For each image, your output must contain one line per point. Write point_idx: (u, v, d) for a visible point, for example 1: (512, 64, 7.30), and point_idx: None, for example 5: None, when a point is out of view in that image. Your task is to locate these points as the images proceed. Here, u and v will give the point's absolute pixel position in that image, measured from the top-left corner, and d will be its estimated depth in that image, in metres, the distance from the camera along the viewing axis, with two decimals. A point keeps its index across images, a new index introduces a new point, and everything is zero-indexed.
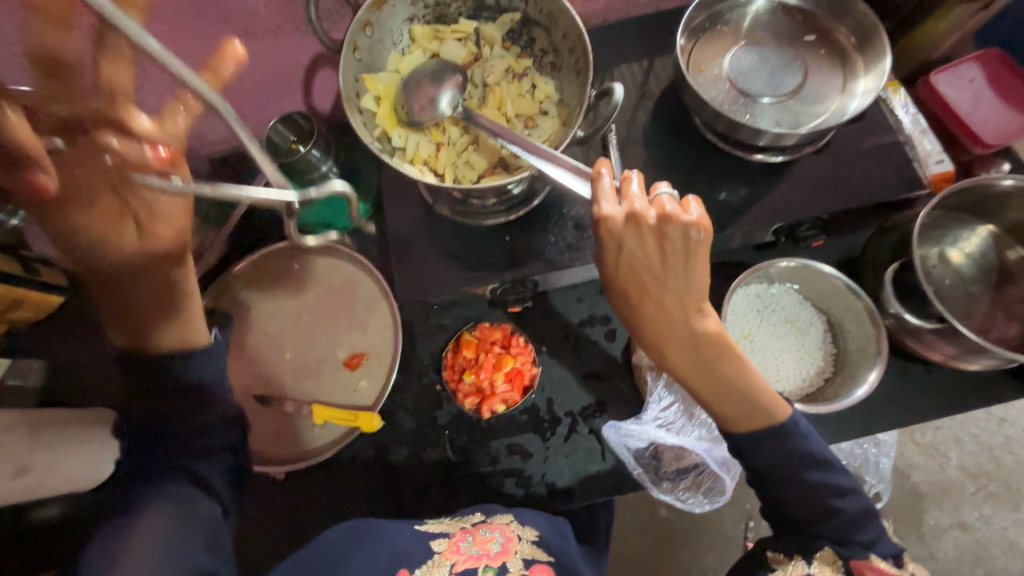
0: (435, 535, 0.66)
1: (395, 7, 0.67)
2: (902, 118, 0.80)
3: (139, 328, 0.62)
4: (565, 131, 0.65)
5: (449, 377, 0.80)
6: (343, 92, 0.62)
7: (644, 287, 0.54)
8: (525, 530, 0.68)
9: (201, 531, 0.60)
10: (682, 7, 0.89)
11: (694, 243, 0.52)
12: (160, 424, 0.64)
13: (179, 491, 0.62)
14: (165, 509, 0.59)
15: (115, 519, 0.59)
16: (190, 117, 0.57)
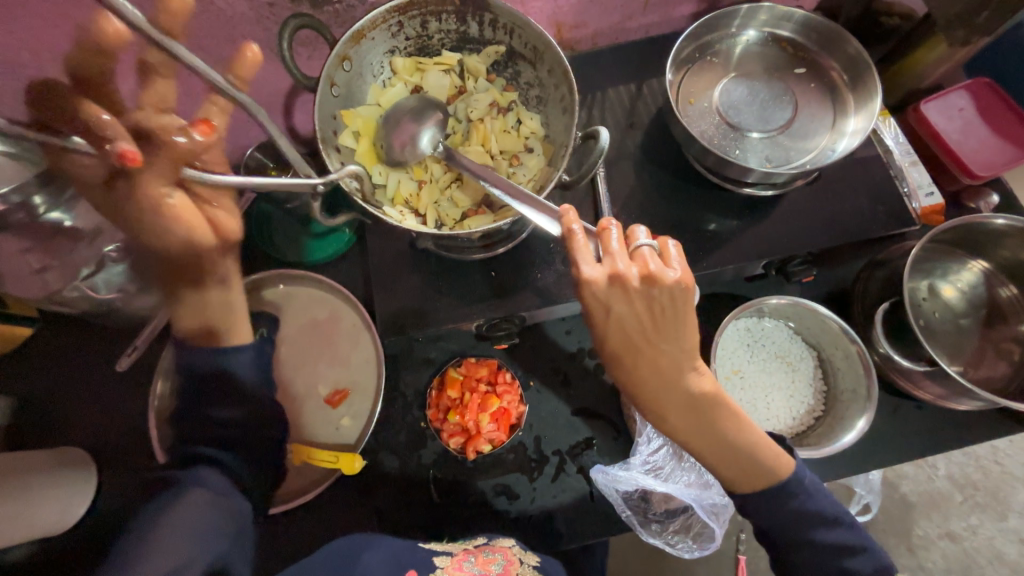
0: (439, 552, 0.66)
1: (374, 41, 0.65)
2: (891, 149, 0.79)
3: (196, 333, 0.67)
4: (551, 173, 0.63)
5: (434, 416, 0.78)
6: (319, 132, 0.60)
7: (636, 354, 0.53)
8: (528, 554, 0.67)
9: (231, 517, 0.62)
10: (671, 32, 0.87)
11: (680, 302, 0.51)
12: (202, 408, 0.68)
13: (210, 479, 0.64)
14: (200, 495, 0.61)
15: (159, 497, 0.61)
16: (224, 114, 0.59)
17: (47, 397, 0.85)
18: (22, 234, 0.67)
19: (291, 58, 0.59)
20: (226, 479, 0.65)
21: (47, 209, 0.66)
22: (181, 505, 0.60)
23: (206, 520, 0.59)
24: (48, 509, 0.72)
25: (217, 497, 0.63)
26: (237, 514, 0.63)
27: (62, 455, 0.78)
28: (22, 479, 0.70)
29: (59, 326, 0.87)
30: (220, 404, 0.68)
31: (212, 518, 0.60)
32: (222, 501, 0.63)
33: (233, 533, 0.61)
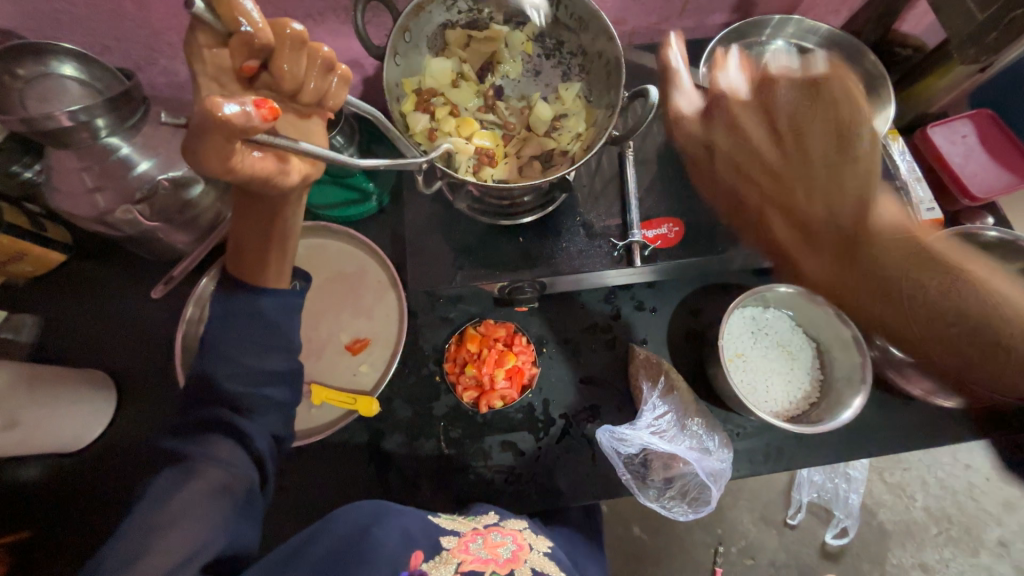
0: (445, 531, 0.66)
1: (431, 13, 0.69)
2: (898, 165, 0.85)
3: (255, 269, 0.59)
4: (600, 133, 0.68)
5: (450, 370, 0.82)
6: (385, 91, 0.64)
7: (751, 187, 0.69)
8: (538, 540, 0.69)
9: (242, 493, 0.58)
10: (702, 40, 0.93)
11: (842, 94, 0.63)
12: (220, 367, 0.59)
13: (222, 454, 0.57)
14: (214, 475, 0.56)
15: (171, 472, 0.56)
16: (337, 78, 0.48)
17: (75, 322, 0.88)
18: (83, 153, 0.70)
19: (362, 29, 0.65)
20: (241, 452, 0.59)
21: (108, 133, 0.69)
22: (194, 484, 0.55)
23: (218, 505, 0.55)
24: (71, 423, 0.76)
25: (232, 474, 0.57)
26: (249, 491, 0.58)
27: (85, 374, 0.80)
28: (53, 392, 0.72)
29: (95, 256, 0.91)
30: (266, 361, 0.61)
31: (216, 501, 0.55)
32: (232, 478, 0.57)
33: (244, 509, 0.57)
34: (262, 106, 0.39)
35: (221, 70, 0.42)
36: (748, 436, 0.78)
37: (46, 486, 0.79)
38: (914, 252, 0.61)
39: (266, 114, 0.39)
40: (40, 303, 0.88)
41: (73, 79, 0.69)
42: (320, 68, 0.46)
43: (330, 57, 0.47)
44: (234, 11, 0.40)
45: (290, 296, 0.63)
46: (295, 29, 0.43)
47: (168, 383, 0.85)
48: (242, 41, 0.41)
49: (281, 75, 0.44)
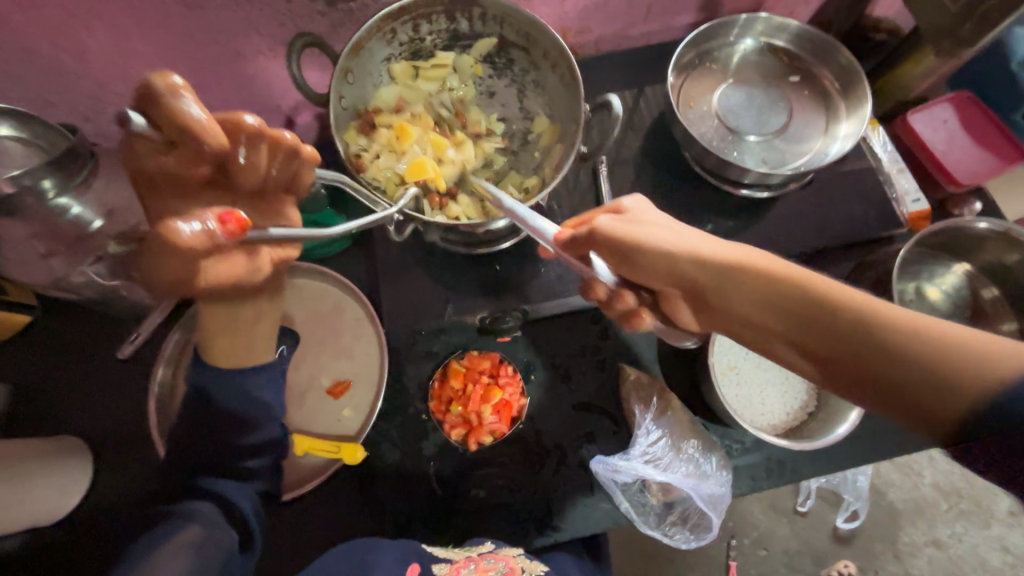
0: (438, 558, 0.66)
1: (372, 49, 0.66)
2: (881, 156, 0.82)
3: (222, 349, 0.58)
4: (568, 148, 0.66)
5: (436, 408, 0.79)
6: (335, 135, 0.61)
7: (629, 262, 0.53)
8: (532, 564, 0.68)
9: (222, 555, 0.54)
10: (671, 42, 0.90)
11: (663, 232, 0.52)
12: (202, 432, 0.60)
13: (206, 512, 0.56)
14: (195, 531, 0.53)
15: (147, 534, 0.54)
16: (302, 162, 0.48)
17: (46, 386, 0.85)
18: (29, 219, 0.67)
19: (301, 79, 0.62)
20: (220, 511, 0.57)
21: (55, 194, 0.66)
22: (176, 538, 0.52)
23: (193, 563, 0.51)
24: (47, 494, 0.73)
25: (211, 531, 0.55)
26: (228, 552, 0.55)
27: (57, 443, 0.77)
28: (21, 464, 0.69)
29: (61, 316, 0.87)
30: (247, 425, 0.60)
31: (193, 556, 0.51)
32: (214, 535, 0.54)
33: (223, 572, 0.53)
34: (227, 221, 0.40)
35: (170, 175, 0.40)
36: (747, 451, 0.76)
37: (26, 561, 0.76)
38: (786, 284, 0.44)
39: (234, 228, 0.40)
40: (7, 369, 0.85)
41: (12, 139, 0.65)
42: (282, 156, 0.46)
43: (293, 143, 0.46)
44: (177, 117, 0.38)
45: (269, 368, 0.62)
46: (250, 122, 0.42)
47: (147, 442, 0.83)
48: (191, 149, 0.39)
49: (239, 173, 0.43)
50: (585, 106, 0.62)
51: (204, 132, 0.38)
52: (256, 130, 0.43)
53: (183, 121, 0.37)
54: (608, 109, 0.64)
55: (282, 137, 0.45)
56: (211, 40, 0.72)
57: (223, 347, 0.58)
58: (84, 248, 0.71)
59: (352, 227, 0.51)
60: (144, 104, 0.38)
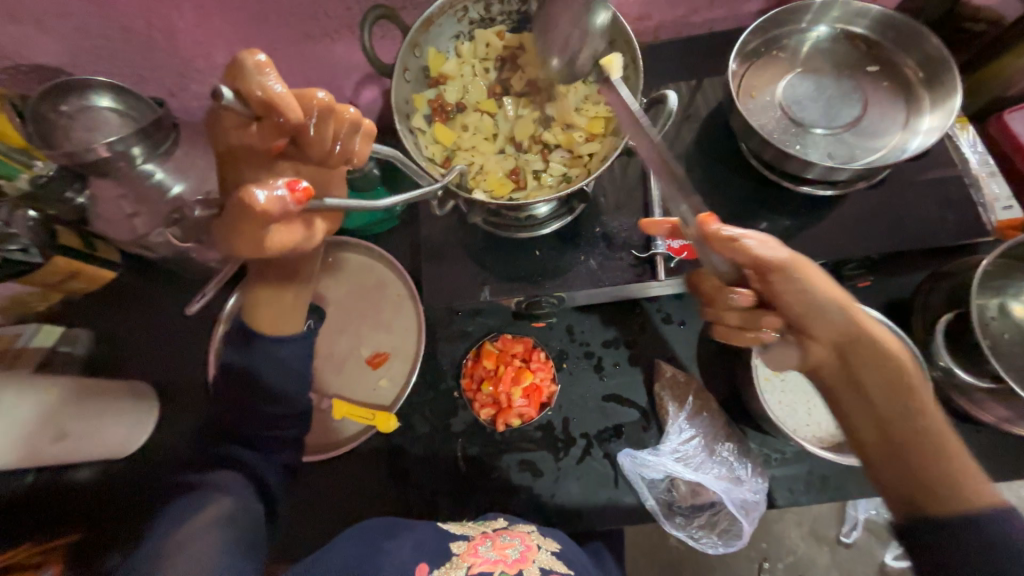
0: (456, 536, 0.67)
1: (442, 26, 0.68)
2: (968, 158, 0.75)
3: (266, 311, 0.61)
4: (617, 140, 0.65)
5: (467, 386, 0.81)
6: (395, 107, 0.63)
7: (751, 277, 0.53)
8: (547, 542, 0.67)
9: (248, 523, 0.59)
10: (737, 29, 0.86)
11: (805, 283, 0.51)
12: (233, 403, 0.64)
13: (233, 485, 0.61)
14: (223, 502, 0.59)
15: (183, 499, 0.59)
16: (365, 137, 0.46)
17: (126, 335, 0.94)
18: (120, 180, 0.74)
19: (370, 48, 0.64)
20: (248, 484, 0.63)
21: (142, 160, 0.74)
22: (206, 509, 0.58)
23: (219, 535, 0.56)
24: (117, 430, 0.81)
25: (239, 504, 0.60)
26: (253, 525, 0.60)
27: (130, 386, 0.86)
28: (98, 402, 0.77)
29: (141, 273, 0.97)
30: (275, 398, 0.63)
31: (222, 527, 0.56)
32: (240, 509, 0.60)
33: (249, 541, 0.58)
34: (297, 189, 0.40)
35: (252, 149, 0.42)
36: (787, 463, 0.72)
37: (96, 491, 0.85)
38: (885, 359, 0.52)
39: (301, 196, 0.40)
40: (96, 317, 0.95)
41: (110, 109, 0.72)
42: (346, 132, 0.44)
43: (356, 118, 0.44)
44: (258, 91, 0.37)
45: (306, 338, 0.65)
46: (321, 98, 0.41)
47: (205, 394, 0.90)
48: (271, 123, 0.39)
49: (309, 147, 0.43)
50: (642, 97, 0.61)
51: (287, 109, 0.38)
52: (327, 106, 0.42)
53: (268, 99, 0.37)
54: (664, 103, 0.62)
55: (350, 114, 0.44)
56: (283, 22, 0.77)
57: (264, 309, 0.61)
58: (162, 211, 0.78)
59: (395, 202, 0.51)
60: (231, 75, 0.38)
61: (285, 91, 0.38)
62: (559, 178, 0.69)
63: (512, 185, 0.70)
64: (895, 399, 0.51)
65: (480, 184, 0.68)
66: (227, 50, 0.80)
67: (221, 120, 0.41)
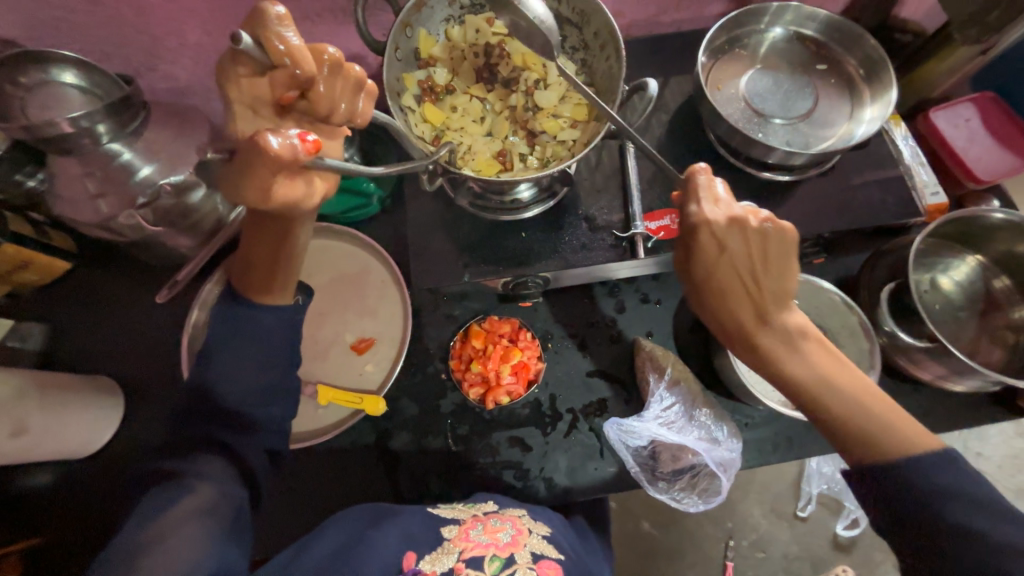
0: (446, 520, 0.67)
1: (434, 8, 0.70)
2: (902, 150, 0.84)
3: (258, 281, 0.61)
4: (599, 124, 0.68)
5: (456, 367, 0.82)
6: (387, 86, 0.65)
7: (720, 279, 0.54)
8: (538, 525, 0.69)
9: (229, 512, 0.58)
10: (702, 29, 0.93)
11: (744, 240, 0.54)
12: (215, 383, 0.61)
13: (214, 471, 0.59)
14: (204, 493, 0.57)
15: (162, 490, 0.57)
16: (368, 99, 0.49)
17: (84, 329, 0.88)
18: (84, 160, 0.70)
19: (363, 26, 0.65)
20: (232, 469, 0.61)
21: (109, 138, 0.69)
22: (183, 501, 0.55)
23: (204, 525, 0.54)
24: (80, 426, 0.76)
25: (221, 493, 0.58)
26: (237, 512, 0.59)
27: (94, 381, 0.81)
28: (59, 396, 0.72)
29: (101, 264, 0.91)
30: (258, 374, 0.62)
31: (203, 519, 0.55)
32: (222, 495, 0.58)
33: (234, 528, 0.57)
34: (307, 140, 0.43)
35: (259, 100, 0.43)
36: (757, 426, 0.78)
37: (54, 496, 0.79)
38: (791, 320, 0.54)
39: (311, 147, 0.43)
40: (48, 312, 0.89)
41: (73, 86, 0.68)
42: (351, 90, 0.47)
43: (361, 77, 0.47)
44: (276, 39, 0.41)
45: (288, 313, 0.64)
46: (331, 54, 0.44)
47: (175, 388, 0.86)
48: (284, 70, 0.42)
49: (317, 101, 0.45)
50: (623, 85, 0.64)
51: (301, 57, 0.42)
52: (336, 62, 0.45)
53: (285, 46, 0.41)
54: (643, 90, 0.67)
55: (357, 74, 0.47)
56: None
57: (254, 280, 0.61)
58: (131, 193, 0.74)
59: (391, 171, 0.53)
60: (249, 26, 0.41)
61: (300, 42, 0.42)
62: (542, 161, 0.73)
63: (499, 166, 0.72)
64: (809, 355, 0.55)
65: (469, 164, 0.71)
66: (201, 30, 0.77)
67: (231, 69, 0.42)
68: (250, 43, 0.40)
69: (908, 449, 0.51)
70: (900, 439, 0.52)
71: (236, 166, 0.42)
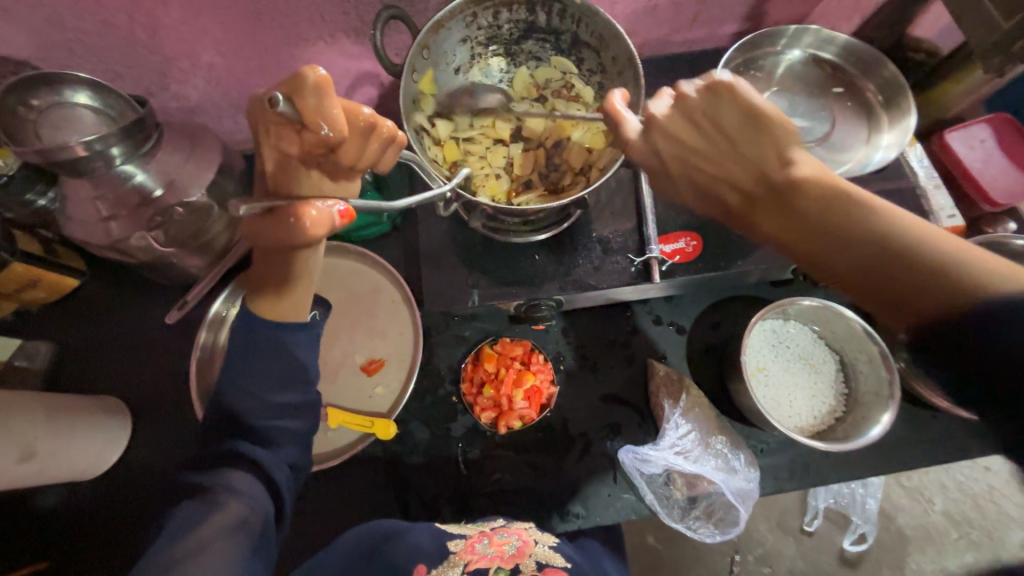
0: (453, 535, 0.66)
1: (451, 30, 0.69)
2: (918, 172, 0.83)
3: (266, 301, 0.59)
4: (616, 153, 0.68)
5: (467, 390, 0.81)
6: (403, 109, 0.65)
7: (700, 143, 0.58)
8: (544, 536, 0.68)
9: (260, 526, 0.57)
10: (715, 49, 0.93)
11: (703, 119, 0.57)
12: (243, 398, 0.60)
13: (243, 487, 0.57)
14: (234, 509, 0.56)
15: (192, 501, 0.56)
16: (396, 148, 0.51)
17: (91, 348, 0.87)
18: (97, 182, 0.70)
19: (381, 46, 0.65)
20: (261, 484, 0.59)
21: (122, 161, 0.69)
22: (214, 517, 0.54)
23: (236, 543, 0.54)
24: (87, 450, 0.75)
25: (251, 507, 0.57)
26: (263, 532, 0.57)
27: (100, 401, 0.80)
28: (67, 419, 0.71)
29: (108, 282, 0.90)
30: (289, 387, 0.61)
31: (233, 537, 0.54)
32: (253, 510, 0.57)
33: (262, 543, 0.57)
34: (341, 207, 0.48)
35: (290, 150, 0.47)
36: (772, 453, 0.78)
37: (58, 516, 0.78)
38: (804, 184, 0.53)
39: (344, 213, 0.48)
40: (54, 330, 0.88)
41: (86, 108, 0.67)
42: (381, 143, 0.49)
43: (392, 133, 0.49)
44: (313, 106, 0.43)
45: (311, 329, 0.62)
46: (366, 115, 0.46)
47: (182, 407, 0.85)
48: (316, 133, 0.44)
49: (346, 157, 0.48)
50: (640, 115, 0.64)
51: (335, 125, 0.44)
52: (369, 121, 0.47)
53: (321, 115, 0.43)
54: None
55: (387, 129, 0.48)
56: (275, 24, 0.75)
57: (261, 300, 0.60)
58: (143, 215, 0.73)
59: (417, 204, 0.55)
60: (286, 83, 0.42)
61: (335, 110, 0.43)
62: (552, 186, 0.72)
63: (511, 190, 0.72)
64: (798, 218, 0.53)
65: (480, 187, 0.71)
66: (214, 50, 0.77)
67: (268, 122, 0.45)
68: (287, 110, 0.42)
69: (965, 258, 0.46)
70: (952, 261, 0.47)
71: (275, 220, 0.47)
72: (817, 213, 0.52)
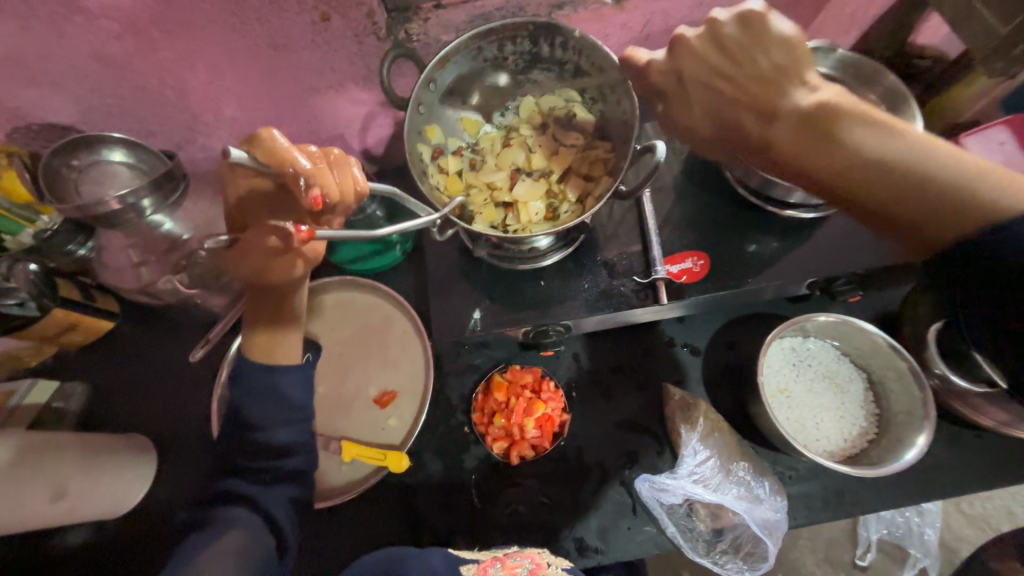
0: (467, 560, 0.64)
1: (457, 63, 0.72)
2: None
3: (257, 332, 0.65)
4: (611, 181, 0.69)
5: (478, 420, 0.81)
6: (406, 144, 0.68)
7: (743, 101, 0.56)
8: (559, 560, 0.66)
9: (263, 553, 0.57)
10: None
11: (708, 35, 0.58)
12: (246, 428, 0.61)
13: (246, 516, 0.58)
14: (238, 532, 0.56)
15: (203, 526, 0.57)
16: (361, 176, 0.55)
17: (123, 386, 0.92)
18: (128, 231, 0.75)
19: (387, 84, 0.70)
20: (261, 516, 0.59)
21: (152, 211, 0.74)
22: (220, 538, 0.55)
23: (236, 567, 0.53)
24: (114, 487, 0.78)
25: (252, 534, 0.57)
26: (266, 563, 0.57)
27: (128, 439, 0.83)
28: (96, 457, 0.74)
29: (140, 323, 0.95)
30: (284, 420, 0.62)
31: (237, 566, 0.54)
32: (255, 537, 0.57)
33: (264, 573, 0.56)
34: (302, 230, 0.50)
35: None
36: (802, 480, 0.73)
37: (87, 553, 0.80)
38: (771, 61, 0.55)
39: (305, 234, 0.50)
40: (90, 371, 0.93)
41: (121, 164, 0.73)
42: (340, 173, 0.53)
43: (349, 161, 0.53)
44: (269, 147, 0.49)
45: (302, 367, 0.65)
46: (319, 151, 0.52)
47: (205, 442, 0.87)
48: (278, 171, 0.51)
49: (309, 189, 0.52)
50: (635, 145, 0.65)
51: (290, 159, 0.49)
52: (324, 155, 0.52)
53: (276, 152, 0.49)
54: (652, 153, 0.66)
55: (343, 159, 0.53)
56: (289, 78, 0.81)
57: (252, 331, 0.65)
58: (170, 260, 0.78)
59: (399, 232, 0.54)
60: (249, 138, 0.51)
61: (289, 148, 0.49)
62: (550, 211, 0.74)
63: (509, 215, 0.74)
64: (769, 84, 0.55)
65: (480, 215, 0.73)
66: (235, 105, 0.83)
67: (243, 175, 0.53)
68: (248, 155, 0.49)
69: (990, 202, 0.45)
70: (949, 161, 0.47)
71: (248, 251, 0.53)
72: (883, 163, 0.48)
